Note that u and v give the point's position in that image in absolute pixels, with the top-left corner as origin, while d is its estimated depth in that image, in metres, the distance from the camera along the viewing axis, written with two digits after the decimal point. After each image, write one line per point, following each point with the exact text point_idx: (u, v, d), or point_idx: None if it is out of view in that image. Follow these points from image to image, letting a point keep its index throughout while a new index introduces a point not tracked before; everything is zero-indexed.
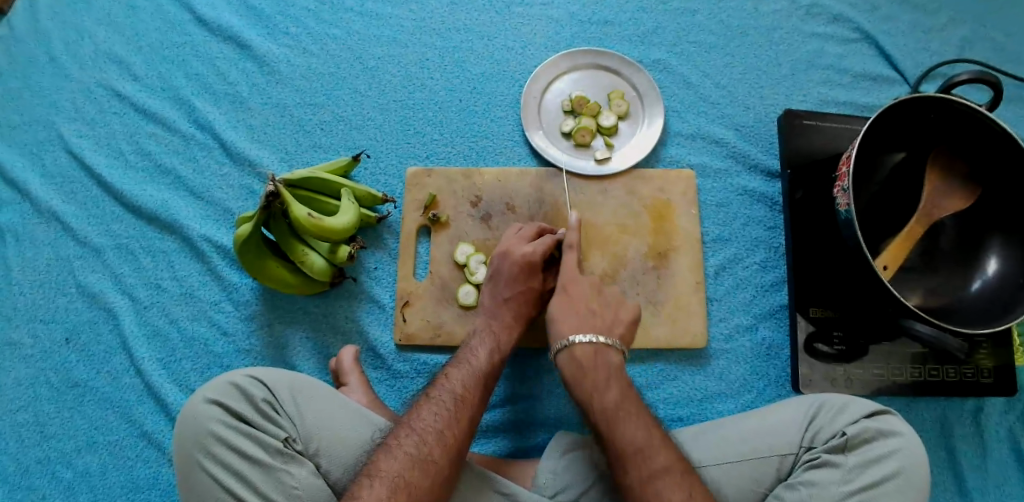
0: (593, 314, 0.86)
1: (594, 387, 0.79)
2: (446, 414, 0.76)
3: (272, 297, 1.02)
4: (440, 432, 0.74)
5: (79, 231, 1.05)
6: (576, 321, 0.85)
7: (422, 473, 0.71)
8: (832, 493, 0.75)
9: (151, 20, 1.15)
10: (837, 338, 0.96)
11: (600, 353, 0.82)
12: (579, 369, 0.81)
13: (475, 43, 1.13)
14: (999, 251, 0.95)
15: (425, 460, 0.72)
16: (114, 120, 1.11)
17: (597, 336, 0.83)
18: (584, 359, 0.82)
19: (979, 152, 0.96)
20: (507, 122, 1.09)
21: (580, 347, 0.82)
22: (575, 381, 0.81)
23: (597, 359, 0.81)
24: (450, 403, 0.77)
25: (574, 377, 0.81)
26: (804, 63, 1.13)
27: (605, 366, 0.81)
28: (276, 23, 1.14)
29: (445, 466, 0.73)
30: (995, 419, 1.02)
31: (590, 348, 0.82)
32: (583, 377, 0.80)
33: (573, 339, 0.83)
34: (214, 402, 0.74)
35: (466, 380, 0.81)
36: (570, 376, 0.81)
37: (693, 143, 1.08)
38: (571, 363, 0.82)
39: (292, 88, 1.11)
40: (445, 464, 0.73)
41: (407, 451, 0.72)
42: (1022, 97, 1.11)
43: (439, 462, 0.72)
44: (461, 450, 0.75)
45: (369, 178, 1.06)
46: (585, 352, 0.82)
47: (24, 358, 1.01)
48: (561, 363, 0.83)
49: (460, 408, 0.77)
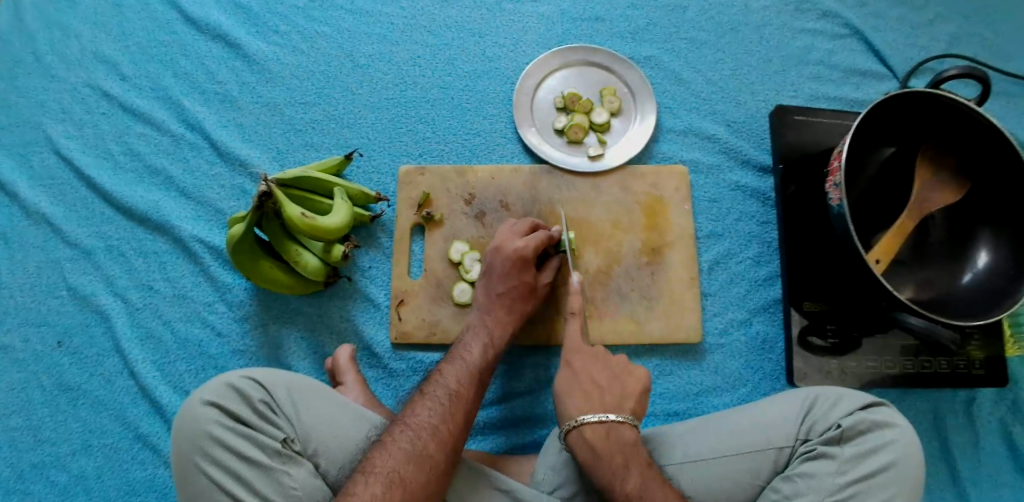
0: (599, 389, 0.83)
1: (611, 469, 0.75)
2: (441, 409, 0.76)
3: (265, 297, 1.01)
4: (436, 428, 0.75)
5: (70, 232, 1.04)
6: (580, 401, 0.81)
7: (417, 468, 0.71)
8: (829, 485, 0.76)
9: (138, 19, 1.14)
10: (830, 331, 0.97)
11: (613, 430, 0.78)
12: (593, 452, 0.77)
13: (467, 41, 1.13)
14: (987, 242, 0.96)
15: (420, 455, 0.72)
16: (104, 120, 1.10)
17: (609, 414, 0.79)
18: (596, 440, 0.78)
19: (967, 145, 0.97)
20: (500, 120, 1.09)
21: (591, 426, 0.78)
22: (590, 464, 0.76)
23: (611, 441, 0.77)
24: (445, 398, 0.78)
25: (589, 460, 0.77)
26: (794, 59, 1.13)
27: (620, 444, 0.78)
28: (266, 21, 1.13)
29: (441, 461, 0.73)
30: (987, 409, 1.03)
31: (602, 426, 0.78)
32: (597, 462, 0.76)
33: (584, 423, 0.78)
34: (210, 403, 0.73)
35: (461, 377, 0.81)
36: (587, 461, 0.77)
37: (685, 139, 1.09)
38: (585, 448, 0.78)
39: (283, 87, 1.11)
40: (440, 459, 0.72)
41: (403, 447, 0.72)
42: (1008, 91, 1.12)
43: (434, 457, 0.72)
44: (456, 446, 0.75)
45: (362, 177, 1.06)
46: (596, 432, 0.78)
47: (14, 362, 1.00)
48: (573, 444, 0.79)
49: (455, 403, 0.77)
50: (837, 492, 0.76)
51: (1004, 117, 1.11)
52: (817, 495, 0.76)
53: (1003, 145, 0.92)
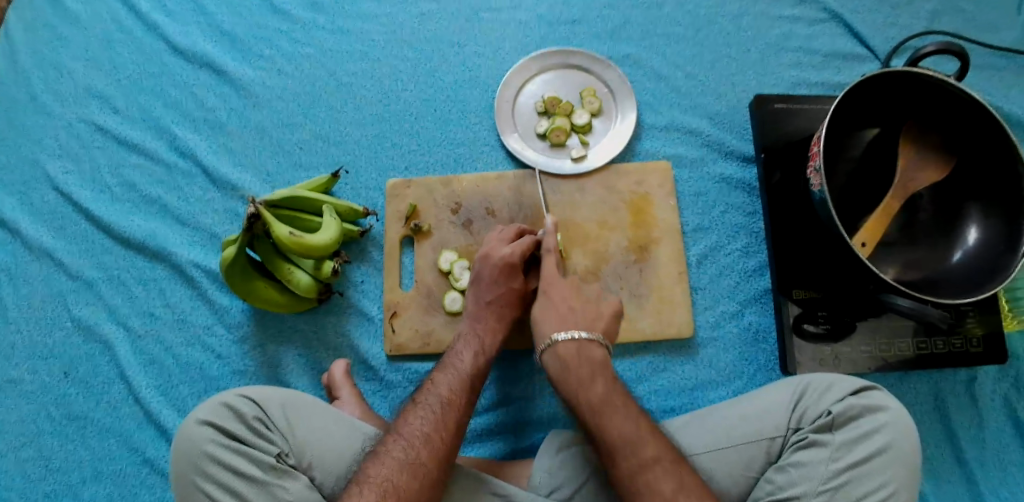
0: (573, 312, 0.88)
1: (580, 382, 0.81)
2: (432, 417, 0.78)
3: (262, 317, 1.04)
4: (428, 435, 0.76)
5: (71, 265, 1.07)
6: (554, 318, 0.87)
7: (410, 476, 0.72)
8: (822, 473, 0.76)
9: (127, 53, 1.17)
10: (822, 317, 0.97)
11: (583, 349, 0.84)
12: (562, 364, 0.83)
13: (447, 52, 1.14)
14: (978, 218, 0.95)
15: (412, 463, 0.73)
16: (98, 154, 1.13)
17: (578, 332, 0.85)
18: (566, 357, 0.84)
19: (951, 122, 0.96)
20: (483, 128, 1.10)
21: (562, 344, 0.84)
22: (559, 376, 0.83)
23: (580, 355, 0.83)
24: (436, 406, 0.79)
25: (558, 374, 0.83)
26: (774, 47, 1.13)
27: (588, 362, 0.83)
28: (250, 47, 1.16)
29: (435, 468, 0.74)
30: (989, 387, 1.02)
31: (573, 345, 0.84)
32: (567, 371, 0.82)
33: (556, 338, 0.85)
34: (206, 423, 0.75)
35: (453, 384, 0.82)
36: (555, 375, 0.83)
37: (667, 135, 1.09)
38: (556, 360, 0.84)
39: (270, 110, 1.13)
40: (434, 465, 0.74)
41: (397, 457, 0.73)
42: (993, 65, 1.11)
43: (427, 465, 0.73)
44: (449, 452, 0.76)
45: (350, 193, 1.08)
46: (568, 347, 0.84)
47: (24, 395, 1.03)
48: (546, 362, 0.85)
49: (447, 411, 0.79)
50: (830, 480, 0.76)
51: (990, 91, 1.10)
52: (810, 484, 0.76)
53: (988, 120, 0.91)
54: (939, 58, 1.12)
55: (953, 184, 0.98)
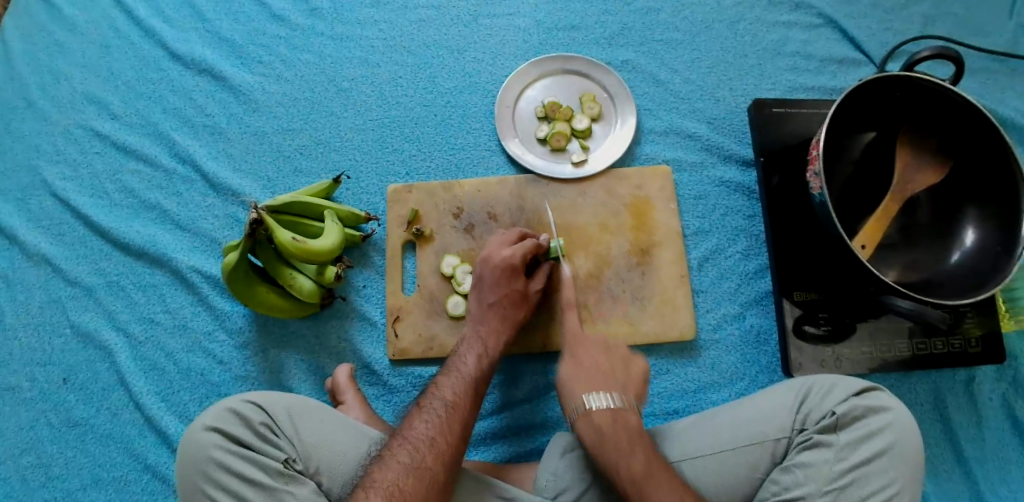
0: (605, 378, 0.87)
1: (618, 455, 0.78)
2: (437, 421, 0.77)
3: (264, 322, 1.03)
4: (433, 438, 0.76)
5: (70, 271, 1.07)
6: (584, 385, 0.86)
7: (416, 480, 0.72)
8: (826, 474, 0.77)
9: (125, 59, 1.17)
10: (823, 319, 0.97)
11: (619, 417, 0.81)
12: (599, 437, 0.80)
13: (447, 58, 1.15)
14: (975, 220, 0.97)
15: (418, 466, 0.73)
16: (97, 160, 1.13)
17: (611, 396, 0.83)
18: (602, 424, 0.81)
19: (946, 126, 0.98)
20: (483, 133, 1.11)
21: (597, 410, 0.82)
22: (597, 450, 0.80)
23: (617, 423, 0.81)
24: (441, 409, 0.79)
25: (594, 444, 0.80)
26: (770, 52, 1.15)
27: (625, 430, 0.80)
28: (249, 53, 1.16)
29: (441, 471, 0.74)
30: (988, 386, 1.03)
31: (608, 412, 0.82)
32: (605, 437, 0.80)
33: (590, 404, 0.83)
34: (211, 428, 0.75)
35: (457, 387, 0.82)
36: (591, 444, 0.80)
37: (667, 139, 1.10)
38: (591, 429, 0.81)
39: (269, 116, 1.13)
40: (439, 469, 0.74)
41: (403, 461, 0.73)
42: (987, 69, 1.12)
43: (432, 468, 0.73)
44: (455, 455, 0.76)
45: (351, 199, 1.08)
46: (604, 415, 0.82)
47: (23, 402, 1.02)
48: (581, 432, 0.82)
49: (451, 414, 0.79)
50: (834, 480, 0.76)
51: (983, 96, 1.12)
52: (816, 484, 0.76)
53: (983, 123, 0.93)
54: (933, 61, 1.14)
55: (949, 186, 0.99)
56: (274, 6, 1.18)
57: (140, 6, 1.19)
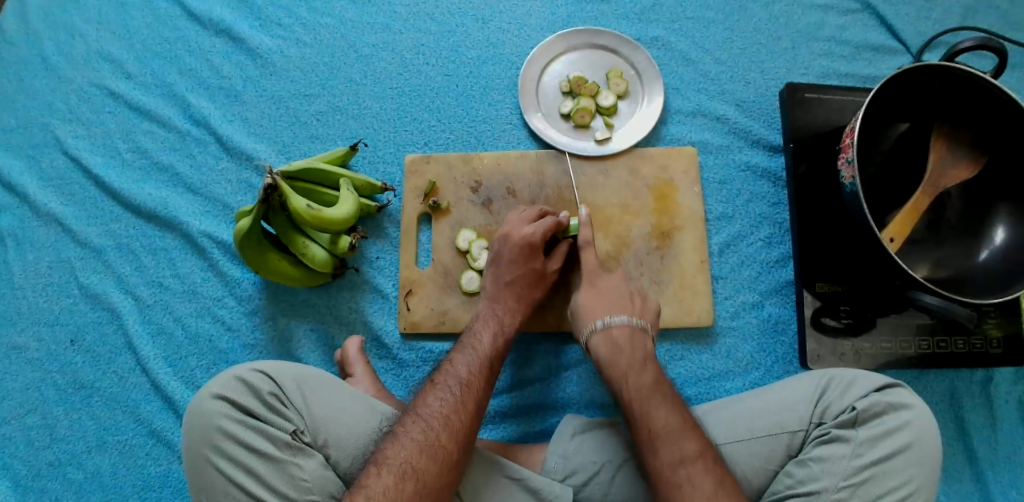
0: (624, 303, 0.88)
1: (629, 368, 0.80)
2: (452, 399, 0.76)
3: (275, 291, 1.01)
4: (447, 416, 0.75)
5: (80, 232, 1.05)
6: (603, 306, 0.87)
7: (428, 458, 0.71)
8: (843, 469, 0.75)
9: (140, 17, 1.13)
10: (844, 312, 0.96)
11: (635, 335, 0.84)
12: (614, 348, 0.83)
13: (470, 26, 1.11)
14: (1006, 219, 0.95)
15: (432, 444, 0.72)
16: (109, 119, 1.09)
17: (631, 318, 0.85)
18: (619, 340, 0.83)
19: (984, 120, 0.95)
20: (505, 106, 1.07)
21: (617, 328, 0.84)
22: (611, 361, 0.82)
23: (633, 342, 0.83)
24: (455, 387, 0.78)
25: (609, 357, 0.82)
26: (804, 36, 1.11)
27: (641, 349, 0.83)
28: (267, 14, 1.12)
29: (454, 450, 0.73)
30: (1004, 388, 1.03)
31: (626, 330, 0.84)
32: (618, 356, 0.82)
33: (610, 321, 0.85)
34: (218, 397, 0.74)
35: (472, 365, 0.81)
36: (605, 356, 0.83)
37: (693, 120, 1.07)
38: (607, 345, 0.83)
39: (286, 80, 1.09)
40: (452, 447, 0.73)
41: (417, 439, 0.72)
42: None
43: (445, 447, 0.72)
44: (468, 434, 0.75)
45: (367, 167, 1.05)
46: (621, 331, 0.84)
47: (30, 362, 1.01)
48: (595, 345, 0.85)
49: (465, 392, 0.77)
50: (851, 476, 0.75)
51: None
52: (832, 479, 0.75)
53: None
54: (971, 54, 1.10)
55: (983, 182, 0.97)
56: None
57: None
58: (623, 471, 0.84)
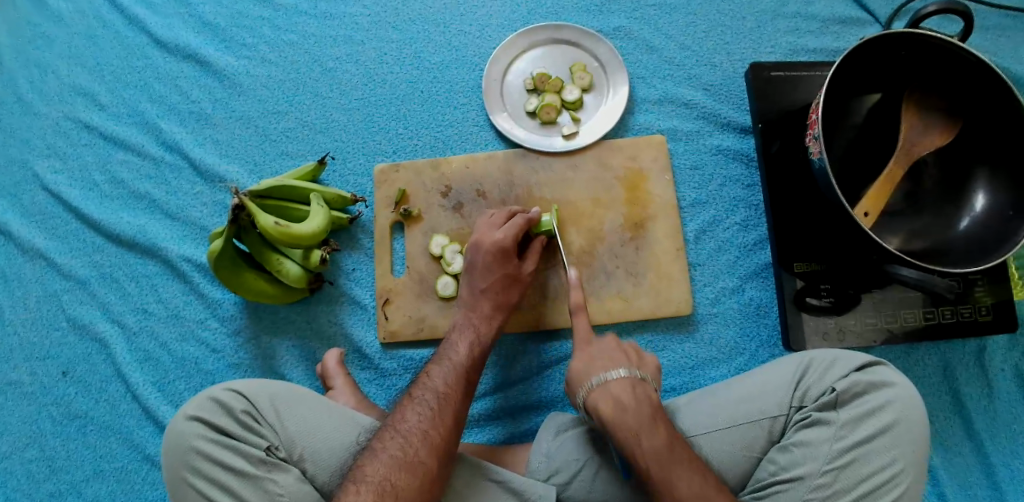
0: (617, 357, 0.82)
1: (640, 429, 0.75)
2: (430, 413, 0.76)
3: (255, 309, 1.02)
4: (424, 430, 0.75)
5: (64, 264, 1.05)
6: (596, 363, 0.81)
7: (408, 474, 0.71)
8: (826, 452, 0.74)
9: (110, 47, 1.12)
10: (825, 291, 0.94)
11: (637, 387, 0.78)
12: (619, 406, 0.76)
13: (432, 32, 1.10)
14: (984, 185, 0.93)
15: (409, 458, 0.72)
16: (86, 152, 1.09)
17: (628, 371, 0.79)
18: (623, 398, 0.77)
19: (956, 86, 0.93)
20: (471, 109, 1.07)
21: (615, 382, 0.78)
22: (617, 419, 0.76)
23: (638, 397, 0.77)
24: (432, 399, 0.78)
25: (615, 417, 0.76)
26: (770, 14, 1.09)
27: (647, 404, 0.77)
28: (233, 35, 1.12)
29: (434, 463, 0.73)
30: (1000, 357, 1.01)
31: (628, 384, 0.78)
32: (626, 416, 0.76)
33: (608, 376, 0.79)
34: (192, 418, 0.75)
35: (449, 378, 0.81)
36: (610, 414, 0.76)
37: (661, 108, 1.06)
38: (609, 403, 0.77)
39: (254, 99, 1.09)
40: (431, 461, 0.73)
41: (397, 455, 0.72)
42: None
43: (425, 462, 0.72)
44: (448, 447, 0.75)
45: (338, 180, 1.05)
46: (622, 387, 0.78)
47: (24, 396, 1.02)
48: (596, 404, 0.78)
49: (440, 403, 0.77)
50: (834, 460, 0.73)
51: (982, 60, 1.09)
52: (815, 463, 0.74)
53: (996, 84, 0.88)
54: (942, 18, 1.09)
55: (958, 148, 0.95)
56: None
57: None
58: (606, 468, 0.84)
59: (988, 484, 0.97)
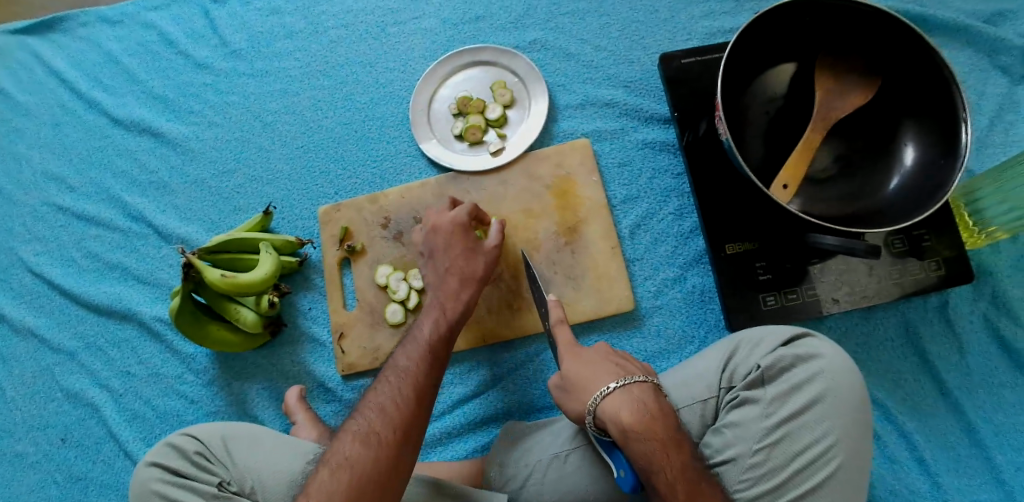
0: (625, 365, 0.80)
1: (664, 442, 0.72)
2: (392, 389, 0.79)
3: (225, 358, 1.08)
4: (384, 406, 0.78)
5: (53, 339, 1.13)
6: (603, 368, 0.79)
7: (363, 445, 0.74)
8: (756, 431, 0.74)
9: (75, 132, 1.21)
10: (761, 268, 0.94)
11: (657, 394, 0.76)
12: (648, 413, 0.74)
13: (360, 73, 1.15)
14: (913, 137, 0.90)
15: (371, 431, 0.75)
16: (63, 232, 1.18)
17: (646, 376, 0.78)
18: (649, 406, 0.74)
19: (867, 44, 0.91)
20: (403, 141, 1.11)
21: (638, 386, 0.76)
22: (645, 430, 0.72)
23: (661, 403, 0.75)
24: (394, 378, 0.80)
25: (643, 426, 0.72)
26: (681, 1, 1.10)
27: (668, 413, 0.75)
28: (180, 105, 1.19)
29: (391, 435, 0.75)
30: (965, 309, 0.97)
31: (650, 391, 0.76)
32: (654, 425, 0.73)
33: (632, 378, 0.77)
34: (151, 464, 0.81)
35: (415, 356, 0.83)
36: (633, 425, 0.72)
37: (584, 111, 1.08)
38: (633, 410, 0.74)
39: (205, 161, 1.16)
40: (387, 432, 0.75)
41: (355, 431, 0.76)
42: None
43: (382, 435, 0.75)
44: (408, 421, 0.76)
45: (288, 226, 1.10)
46: (645, 392, 0.76)
47: (30, 465, 1.10)
48: (618, 412, 0.74)
49: (400, 380, 0.80)
50: (765, 437, 0.74)
51: (908, 11, 1.07)
52: (745, 444, 0.75)
53: (904, 34, 0.87)
54: None
55: (878, 105, 0.92)
56: (196, 55, 1.20)
57: (79, 79, 1.23)
58: (555, 469, 0.86)
59: (971, 443, 0.93)
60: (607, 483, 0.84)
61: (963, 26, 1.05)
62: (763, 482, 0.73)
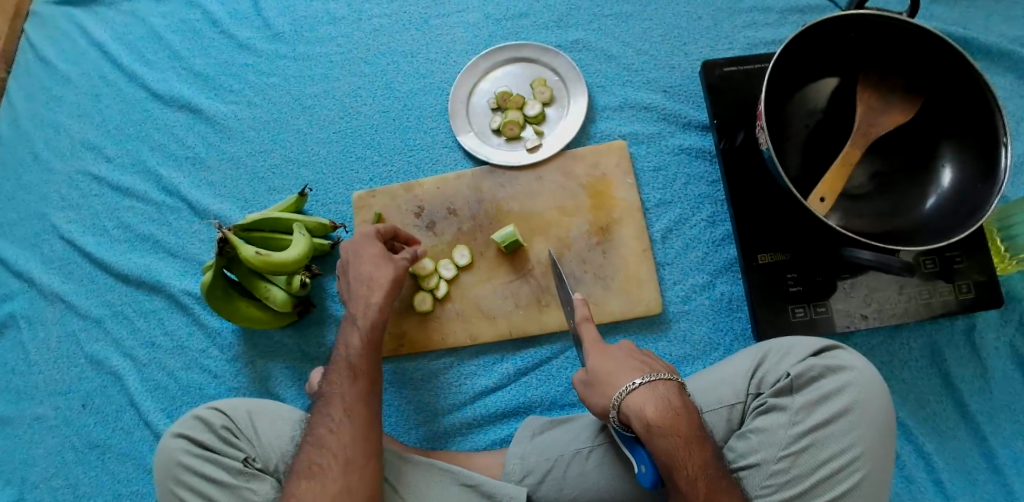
0: (648, 362, 0.80)
1: (687, 440, 0.73)
2: (335, 403, 0.80)
3: (251, 336, 1.09)
4: (323, 436, 0.78)
5: (81, 305, 1.14)
6: (629, 364, 0.79)
7: (308, 481, 0.75)
8: (782, 438, 0.75)
9: (114, 104, 1.23)
10: (792, 279, 0.94)
11: (680, 392, 0.77)
12: (671, 411, 0.74)
13: (401, 62, 1.16)
14: (953, 159, 0.90)
15: (313, 466, 0.76)
16: (96, 201, 1.19)
17: (670, 373, 0.78)
18: (672, 404, 0.75)
19: (913, 62, 0.90)
20: (440, 132, 1.12)
21: (663, 383, 0.76)
22: (669, 428, 0.72)
23: (685, 401, 0.76)
24: (324, 407, 0.80)
25: (666, 424, 0.73)
26: (726, 11, 1.10)
27: (692, 411, 0.76)
28: (220, 83, 1.20)
29: (334, 465, 0.76)
30: (992, 335, 0.97)
31: (674, 388, 0.76)
32: (677, 422, 0.73)
33: (656, 375, 0.76)
34: (178, 434, 0.81)
35: (338, 380, 0.82)
36: (657, 422, 0.73)
37: (622, 114, 1.08)
38: (658, 407, 0.74)
39: (242, 140, 1.18)
40: (341, 445, 0.77)
41: (300, 464, 0.76)
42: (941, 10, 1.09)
43: (338, 447, 0.77)
44: (359, 429, 0.79)
45: (321, 209, 1.11)
46: (670, 389, 0.76)
47: (50, 429, 1.11)
48: (642, 407, 0.74)
49: (330, 408, 0.80)
50: (791, 445, 0.74)
51: (953, 34, 1.07)
52: (771, 450, 0.75)
53: (952, 55, 0.85)
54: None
55: (919, 124, 0.92)
56: (239, 35, 1.21)
57: (121, 52, 1.24)
58: (576, 463, 0.86)
59: (990, 469, 0.93)
60: (628, 482, 0.85)
61: (1006, 52, 1.06)
62: (786, 489, 0.73)
